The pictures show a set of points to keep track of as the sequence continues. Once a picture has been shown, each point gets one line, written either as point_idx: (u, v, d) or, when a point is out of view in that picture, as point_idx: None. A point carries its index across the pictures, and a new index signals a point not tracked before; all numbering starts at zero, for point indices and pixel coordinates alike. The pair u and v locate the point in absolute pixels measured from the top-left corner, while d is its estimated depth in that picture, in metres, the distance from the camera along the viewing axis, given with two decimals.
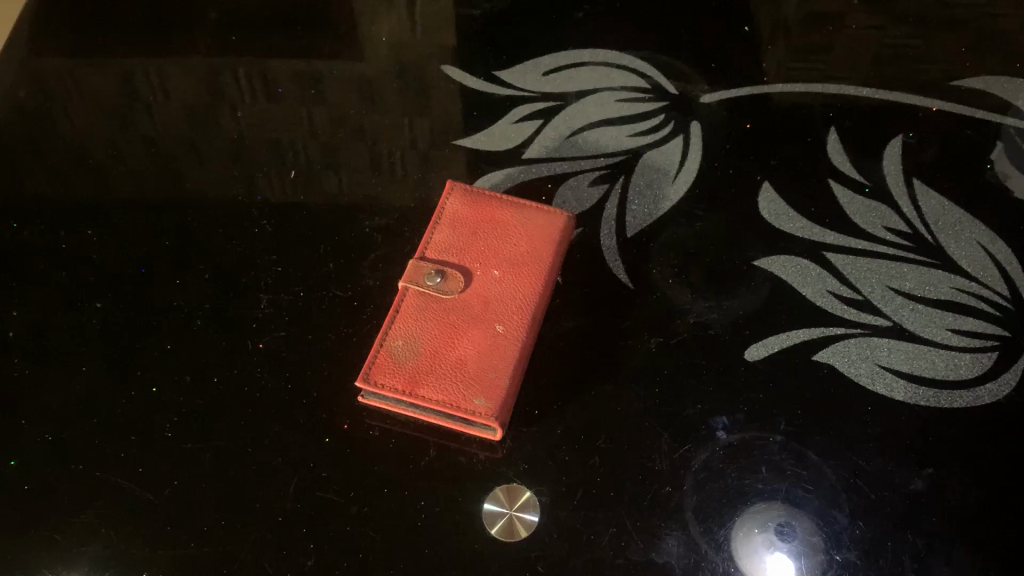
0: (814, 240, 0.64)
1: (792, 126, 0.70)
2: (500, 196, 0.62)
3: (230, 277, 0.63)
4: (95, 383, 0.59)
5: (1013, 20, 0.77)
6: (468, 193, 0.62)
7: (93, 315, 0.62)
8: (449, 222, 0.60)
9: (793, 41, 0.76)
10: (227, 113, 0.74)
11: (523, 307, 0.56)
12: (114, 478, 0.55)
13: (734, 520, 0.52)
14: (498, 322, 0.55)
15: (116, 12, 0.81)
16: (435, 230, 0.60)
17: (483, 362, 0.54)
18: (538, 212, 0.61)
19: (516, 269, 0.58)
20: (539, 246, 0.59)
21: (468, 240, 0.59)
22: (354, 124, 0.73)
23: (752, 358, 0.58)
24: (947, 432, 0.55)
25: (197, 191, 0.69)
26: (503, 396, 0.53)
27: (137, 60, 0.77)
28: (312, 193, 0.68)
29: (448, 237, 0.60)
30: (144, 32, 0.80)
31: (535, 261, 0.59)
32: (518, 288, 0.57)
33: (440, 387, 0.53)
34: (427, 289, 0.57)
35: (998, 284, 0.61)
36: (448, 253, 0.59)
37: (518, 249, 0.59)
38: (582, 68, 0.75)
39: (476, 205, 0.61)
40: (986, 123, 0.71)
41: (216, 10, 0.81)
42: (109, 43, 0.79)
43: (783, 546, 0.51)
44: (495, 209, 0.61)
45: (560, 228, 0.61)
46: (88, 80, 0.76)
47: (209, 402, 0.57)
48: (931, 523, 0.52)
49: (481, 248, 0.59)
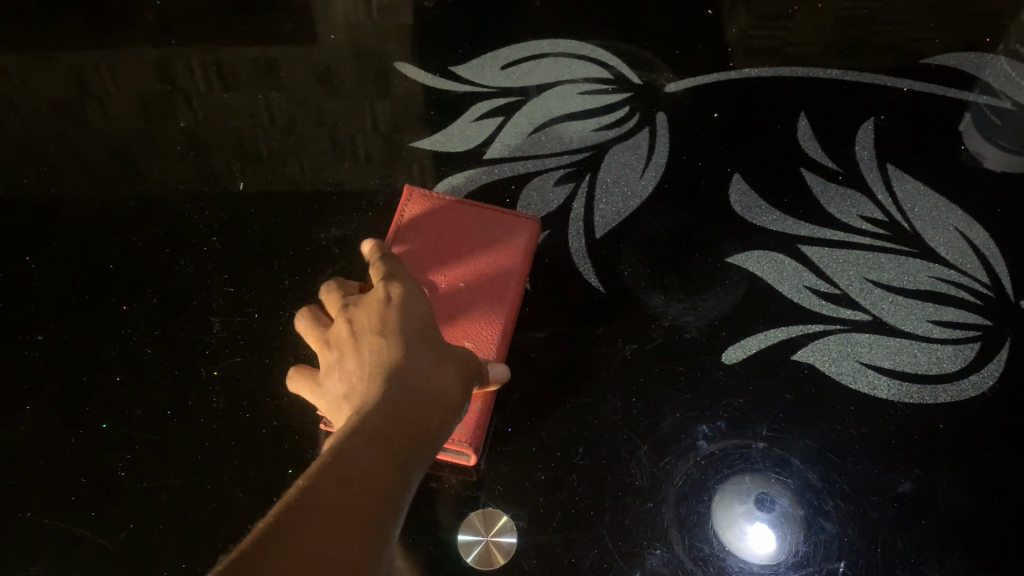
0: (788, 234, 0.62)
1: (761, 112, 0.68)
2: (461, 200, 0.60)
3: (180, 299, 0.60)
4: (43, 424, 0.57)
5: None
6: (428, 198, 0.59)
7: (36, 350, 0.60)
8: (409, 230, 0.58)
9: (760, 19, 0.73)
10: (167, 119, 0.70)
11: (492, 321, 0.55)
12: (66, 524, 0.53)
13: (716, 491, 0.52)
14: (467, 337, 0.54)
15: (43, 15, 0.76)
16: (395, 240, 0.58)
17: (480, 294, 0.56)
18: (506, 214, 0.59)
19: (483, 281, 0.56)
20: (506, 257, 0.57)
21: (432, 252, 0.57)
22: (307, 123, 0.69)
23: (729, 361, 0.57)
24: (933, 431, 0.54)
25: (141, 204, 0.65)
26: (469, 419, 0.53)
27: (69, 67, 0.73)
28: (264, 202, 0.65)
29: (409, 247, 0.57)
30: (78, 30, 0.75)
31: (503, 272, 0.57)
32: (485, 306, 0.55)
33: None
34: None
35: (978, 271, 0.60)
36: (411, 265, 0.56)
37: (485, 258, 0.57)
38: (542, 61, 0.72)
39: (441, 212, 0.59)
40: (962, 99, 0.68)
41: (151, 5, 0.76)
42: (41, 45, 0.74)
43: (763, 516, 0.51)
44: (461, 216, 0.59)
45: (528, 233, 0.58)
46: (21, 89, 0.73)
47: (164, 437, 0.55)
48: (921, 527, 0.51)
49: (443, 259, 0.57)
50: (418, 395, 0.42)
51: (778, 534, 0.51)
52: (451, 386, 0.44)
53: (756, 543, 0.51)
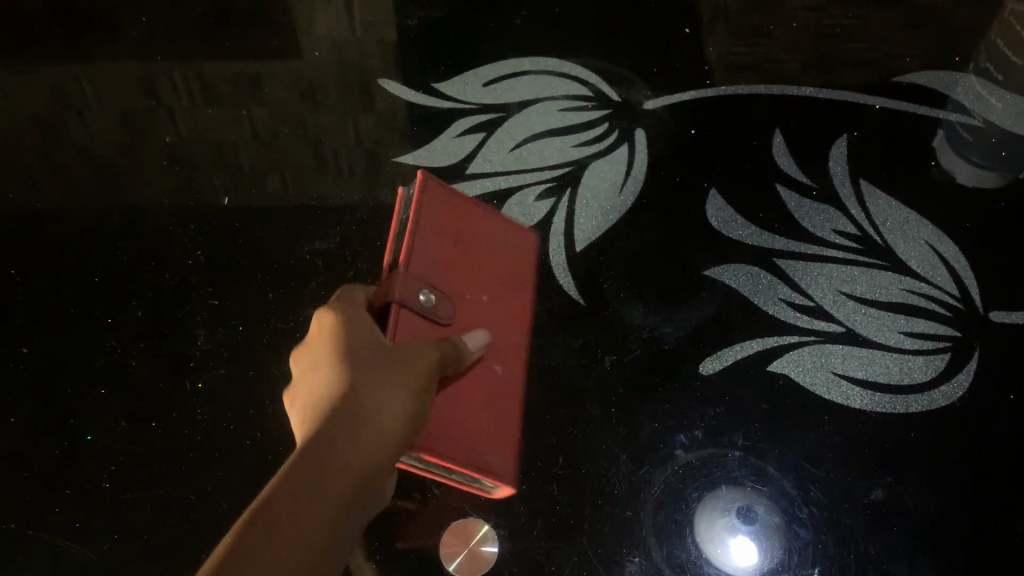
0: (763, 247, 0.63)
1: (737, 129, 0.69)
2: (468, 200, 0.58)
3: (165, 312, 0.61)
4: (28, 435, 0.57)
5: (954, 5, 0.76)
6: (441, 191, 0.55)
7: (21, 362, 0.60)
8: (429, 227, 0.54)
9: (736, 38, 0.74)
10: (154, 132, 0.71)
11: (515, 346, 0.56)
12: (48, 535, 0.53)
13: (698, 503, 0.53)
14: (496, 364, 0.54)
15: (32, 29, 0.77)
16: (416, 237, 0.52)
17: (501, 316, 0.56)
18: (519, 230, 0.61)
19: (502, 301, 0.56)
20: (526, 282, 0.59)
21: (451, 252, 0.54)
22: (290, 139, 0.70)
23: (707, 372, 0.58)
24: (904, 439, 0.55)
25: (127, 218, 0.66)
26: (504, 448, 0.53)
27: (56, 80, 0.74)
28: (248, 215, 0.65)
29: (429, 246, 0.53)
30: (62, 46, 0.76)
31: (523, 298, 0.58)
32: (508, 328, 0.56)
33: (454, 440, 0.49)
34: (422, 311, 0.50)
35: (948, 284, 0.62)
36: (435, 269, 0.53)
37: (507, 276, 0.57)
38: (523, 77, 0.73)
39: (457, 202, 0.56)
40: (931, 115, 0.70)
41: (138, 22, 0.77)
42: (25, 59, 0.75)
43: (745, 528, 0.52)
44: (480, 217, 0.57)
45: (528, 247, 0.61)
46: (4, 102, 0.73)
47: (149, 447, 0.56)
48: (893, 533, 0.52)
49: (461, 265, 0.54)
50: (343, 442, 0.41)
51: (759, 545, 0.52)
52: (392, 405, 0.43)
53: (739, 555, 0.51)
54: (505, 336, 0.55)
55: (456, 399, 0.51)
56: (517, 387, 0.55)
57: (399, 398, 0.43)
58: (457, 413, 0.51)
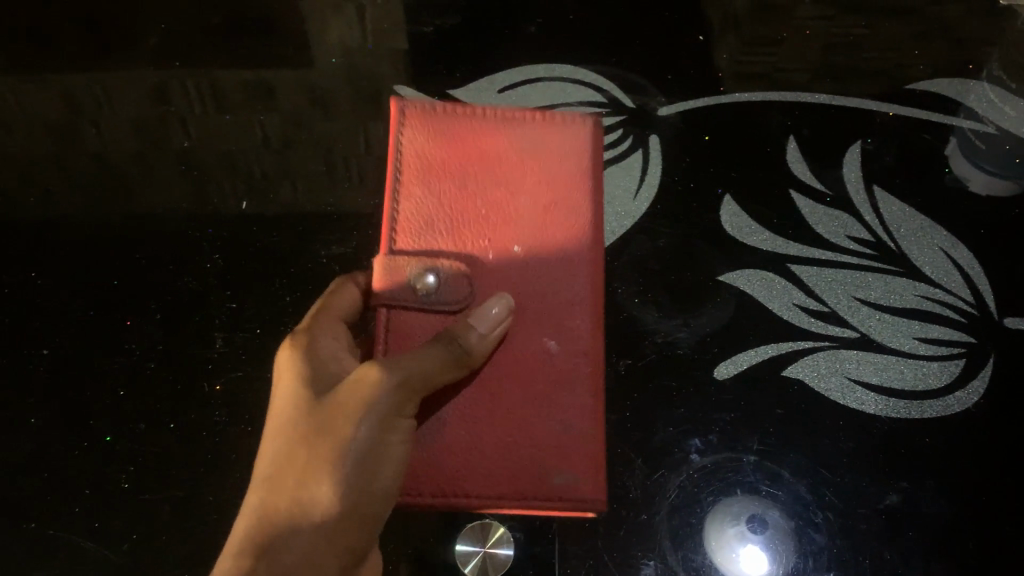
0: (778, 253, 0.63)
1: (750, 134, 0.69)
2: (468, 115, 0.55)
3: (183, 315, 0.62)
4: (49, 437, 0.58)
5: (963, 10, 0.76)
6: (427, 131, 0.54)
7: (42, 364, 0.61)
8: (421, 182, 0.53)
9: (749, 45, 0.75)
10: (171, 136, 0.71)
11: (568, 267, 0.53)
12: (68, 535, 0.55)
13: (718, 507, 0.53)
14: (549, 337, 0.51)
15: (47, 26, 0.77)
16: (405, 202, 0.52)
17: (542, 238, 0.53)
18: (563, 129, 0.56)
19: (543, 227, 0.53)
20: (578, 193, 0.54)
21: (451, 191, 0.53)
22: (304, 145, 0.70)
23: (721, 376, 0.58)
24: (918, 444, 0.56)
25: (145, 221, 0.67)
26: (582, 461, 0.50)
27: (75, 80, 0.74)
28: (265, 220, 0.66)
29: (424, 203, 0.53)
30: (77, 44, 0.76)
31: (575, 216, 0.54)
32: (558, 267, 0.53)
33: (519, 470, 0.49)
34: (420, 301, 0.50)
35: (962, 290, 0.62)
36: (436, 228, 0.52)
37: (541, 198, 0.54)
38: (537, 85, 0.74)
39: (448, 132, 0.54)
40: (944, 124, 0.70)
41: (152, 21, 0.77)
42: (40, 59, 0.75)
43: (764, 532, 0.53)
44: (486, 138, 0.55)
45: (575, 138, 0.56)
46: (20, 103, 0.73)
47: (166, 449, 0.57)
48: (907, 538, 0.53)
49: (477, 209, 0.53)
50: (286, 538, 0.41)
51: (778, 550, 0.52)
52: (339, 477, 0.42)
53: (757, 560, 0.52)
54: (559, 299, 0.52)
55: (521, 420, 0.50)
56: (589, 349, 0.52)
57: (339, 480, 0.42)
58: (521, 445, 0.50)
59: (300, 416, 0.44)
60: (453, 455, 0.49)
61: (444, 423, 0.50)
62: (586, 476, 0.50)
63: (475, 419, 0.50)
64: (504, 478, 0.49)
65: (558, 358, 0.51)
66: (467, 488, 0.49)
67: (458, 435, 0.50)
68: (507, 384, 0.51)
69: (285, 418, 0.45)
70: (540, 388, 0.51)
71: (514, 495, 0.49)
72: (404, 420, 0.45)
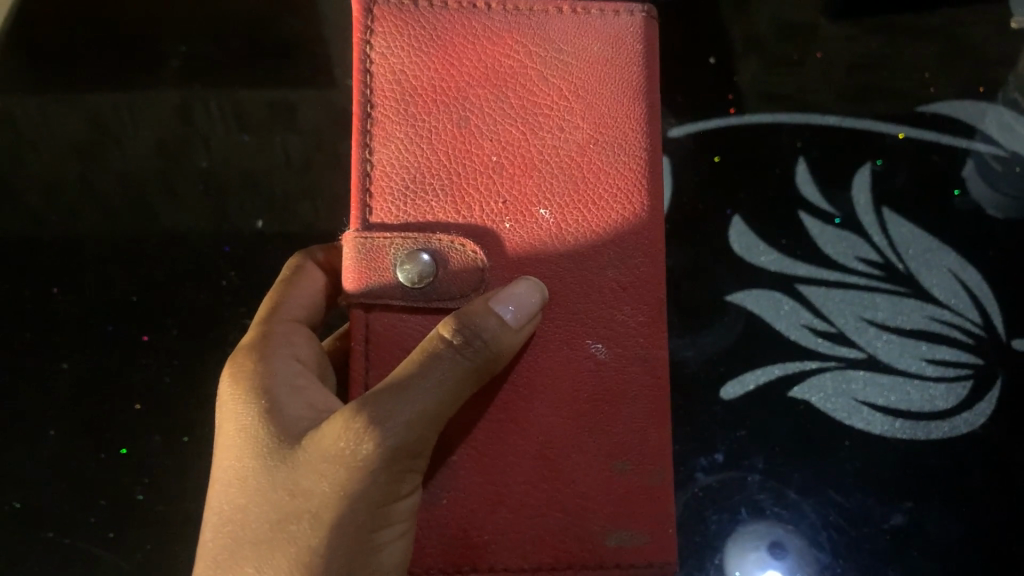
0: (786, 273, 0.64)
1: (759, 154, 0.69)
2: (457, 23, 0.45)
3: (197, 334, 0.64)
4: (71, 445, 0.61)
5: (990, 27, 0.74)
6: (406, 49, 0.44)
7: (61, 377, 0.63)
8: (404, 123, 0.44)
9: (768, 60, 0.73)
10: (187, 152, 0.71)
11: (603, 216, 0.44)
12: (86, 543, 0.59)
13: (729, 530, 0.55)
14: (594, 341, 0.44)
15: (65, 34, 0.77)
16: (387, 151, 0.43)
17: (568, 183, 0.44)
18: (579, 32, 0.46)
19: (569, 173, 0.45)
20: (603, 118, 0.45)
21: (444, 130, 0.44)
22: (321, 167, 0.71)
23: (729, 396, 0.59)
24: (925, 464, 0.57)
25: (164, 239, 0.68)
26: (642, 508, 0.44)
27: (90, 91, 0.74)
28: (282, 245, 0.68)
29: (410, 152, 0.43)
30: (94, 54, 0.76)
31: (603, 152, 0.45)
32: (590, 228, 0.44)
33: (567, 525, 0.43)
34: (410, 296, 0.42)
35: (970, 312, 0.62)
36: (428, 181, 0.43)
37: (560, 129, 0.45)
38: None
39: (430, 43, 0.44)
40: (954, 147, 0.69)
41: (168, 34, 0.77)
42: (58, 68, 0.75)
43: (782, 554, 0.55)
44: (481, 47, 0.45)
45: (597, 43, 0.46)
46: (40, 114, 0.74)
47: (184, 462, 0.61)
48: (913, 557, 0.55)
49: (483, 152, 0.44)
50: None
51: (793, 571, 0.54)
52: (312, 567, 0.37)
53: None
54: (594, 286, 0.44)
55: (571, 465, 0.43)
56: (641, 354, 0.44)
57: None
58: (572, 497, 0.43)
59: (259, 513, 0.39)
60: (473, 514, 0.43)
61: (463, 470, 0.43)
62: (644, 531, 0.44)
63: (515, 465, 0.43)
64: (545, 542, 0.43)
65: (600, 371, 0.44)
66: (492, 559, 0.43)
67: (475, 489, 0.43)
68: (538, 416, 0.43)
69: (238, 521, 0.39)
70: (583, 419, 0.44)
71: (555, 565, 0.43)
72: (402, 492, 0.39)
